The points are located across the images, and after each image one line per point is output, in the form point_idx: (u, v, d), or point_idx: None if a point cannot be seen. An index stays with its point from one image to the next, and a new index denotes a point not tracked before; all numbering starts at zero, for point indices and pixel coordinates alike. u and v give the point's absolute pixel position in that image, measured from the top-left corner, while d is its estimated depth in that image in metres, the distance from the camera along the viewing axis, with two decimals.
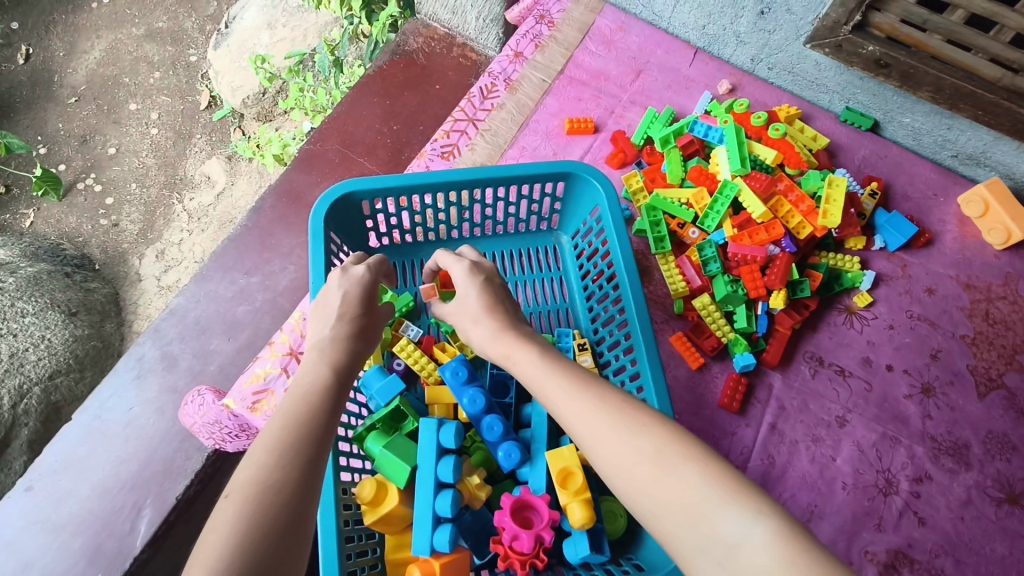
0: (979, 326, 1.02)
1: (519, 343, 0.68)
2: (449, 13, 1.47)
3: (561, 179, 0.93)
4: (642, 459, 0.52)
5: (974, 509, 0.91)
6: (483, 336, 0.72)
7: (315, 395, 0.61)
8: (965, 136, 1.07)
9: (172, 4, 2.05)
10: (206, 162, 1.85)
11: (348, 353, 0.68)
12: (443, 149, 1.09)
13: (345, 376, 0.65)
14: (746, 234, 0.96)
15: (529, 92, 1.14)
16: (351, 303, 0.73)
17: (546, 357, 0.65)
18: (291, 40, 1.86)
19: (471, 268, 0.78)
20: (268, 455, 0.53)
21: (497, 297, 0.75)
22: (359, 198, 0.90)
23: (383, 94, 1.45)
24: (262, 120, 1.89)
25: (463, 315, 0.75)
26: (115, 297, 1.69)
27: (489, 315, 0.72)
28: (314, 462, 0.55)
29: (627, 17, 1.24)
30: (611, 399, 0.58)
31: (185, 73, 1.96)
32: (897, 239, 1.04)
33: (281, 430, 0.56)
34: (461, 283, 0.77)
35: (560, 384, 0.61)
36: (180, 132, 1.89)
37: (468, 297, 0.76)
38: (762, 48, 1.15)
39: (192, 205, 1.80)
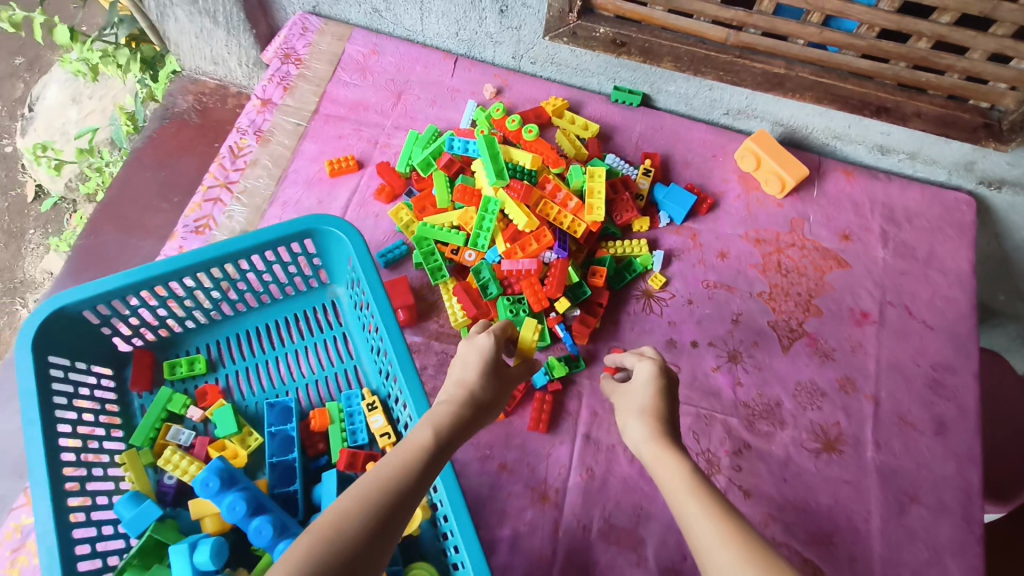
0: (774, 279, 1.02)
1: (674, 454, 0.59)
2: (212, 64, 1.37)
3: (303, 237, 0.86)
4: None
5: (794, 466, 0.90)
6: (634, 434, 0.63)
7: (422, 456, 0.57)
8: (727, 94, 1.07)
9: None
10: (45, 257, 1.79)
11: (456, 417, 0.62)
12: (196, 223, 1.00)
13: (448, 448, 0.59)
14: (517, 248, 0.92)
15: (283, 141, 1.06)
16: (469, 365, 0.68)
17: (694, 472, 0.56)
18: (100, 111, 1.89)
19: (656, 370, 0.68)
20: (370, 497, 0.51)
21: (674, 409, 0.65)
22: (79, 311, 0.81)
23: (157, 164, 1.33)
24: (91, 200, 1.84)
25: (624, 409, 0.67)
26: None
27: (648, 416, 0.64)
28: (403, 506, 0.52)
29: (380, 39, 1.17)
30: (738, 533, 0.49)
31: (3, 167, 1.90)
32: (679, 213, 1.03)
33: (383, 482, 0.53)
34: (642, 379, 0.68)
35: (695, 507, 0.53)
36: (10, 232, 1.81)
37: (643, 393, 0.67)
38: (518, 45, 1.12)
39: (33, 306, 1.72)
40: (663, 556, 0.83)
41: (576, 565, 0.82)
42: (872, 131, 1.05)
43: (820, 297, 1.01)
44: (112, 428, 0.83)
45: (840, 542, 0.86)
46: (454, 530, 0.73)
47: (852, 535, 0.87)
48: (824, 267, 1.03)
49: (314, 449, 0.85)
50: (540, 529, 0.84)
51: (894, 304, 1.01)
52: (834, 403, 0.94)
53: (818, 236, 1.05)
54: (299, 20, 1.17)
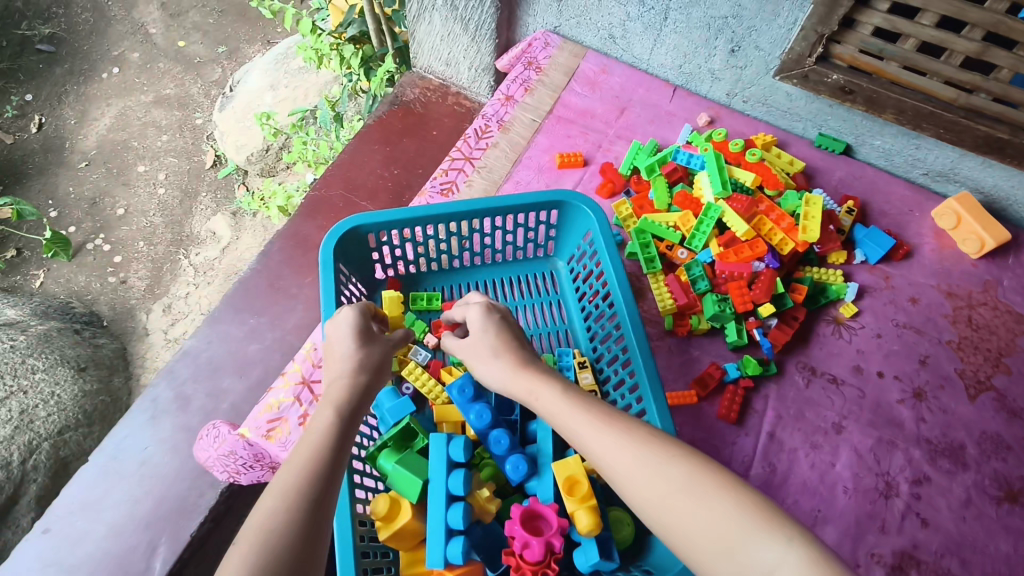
0: (963, 331, 1.06)
1: (540, 380, 0.70)
2: (443, 65, 1.57)
3: (553, 207, 0.99)
4: (679, 493, 0.55)
5: (974, 508, 0.92)
6: (500, 375, 0.73)
7: (330, 439, 0.63)
8: (932, 155, 1.15)
9: (178, 72, 2.25)
10: (212, 218, 1.99)
11: (352, 390, 0.69)
12: (442, 186, 1.16)
13: (351, 418, 0.67)
14: (732, 252, 1.01)
15: (521, 132, 1.22)
16: (345, 340, 0.76)
17: (566, 392, 0.67)
18: (292, 99, 2.12)
19: (483, 310, 0.78)
20: (297, 486, 0.57)
21: (513, 333, 0.76)
22: (366, 233, 0.96)
23: (383, 141, 1.53)
24: (266, 175, 2.04)
25: (477, 354, 0.76)
26: (123, 352, 1.80)
27: (503, 353, 0.74)
28: (333, 480, 0.60)
29: (610, 61, 1.33)
30: (627, 424, 0.62)
31: (191, 135, 2.14)
32: (876, 252, 1.10)
33: (306, 462, 0.60)
34: (476, 324, 0.78)
35: (582, 420, 0.63)
36: (187, 191, 2.04)
37: (484, 336, 0.76)
38: (736, 83, 1.24)
39: (198, 259, 1.93)
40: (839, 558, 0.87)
41: None
42: None
43: (1010, 356, 1.04)
44: None
45: None
46: None
47: None
48: (1015, 330, 1.06)
49: None
50: None
51: None
52: (1019, 457, 0.96)
53: (1010, 300, 1.09)
54: (542, 36, 1.34)
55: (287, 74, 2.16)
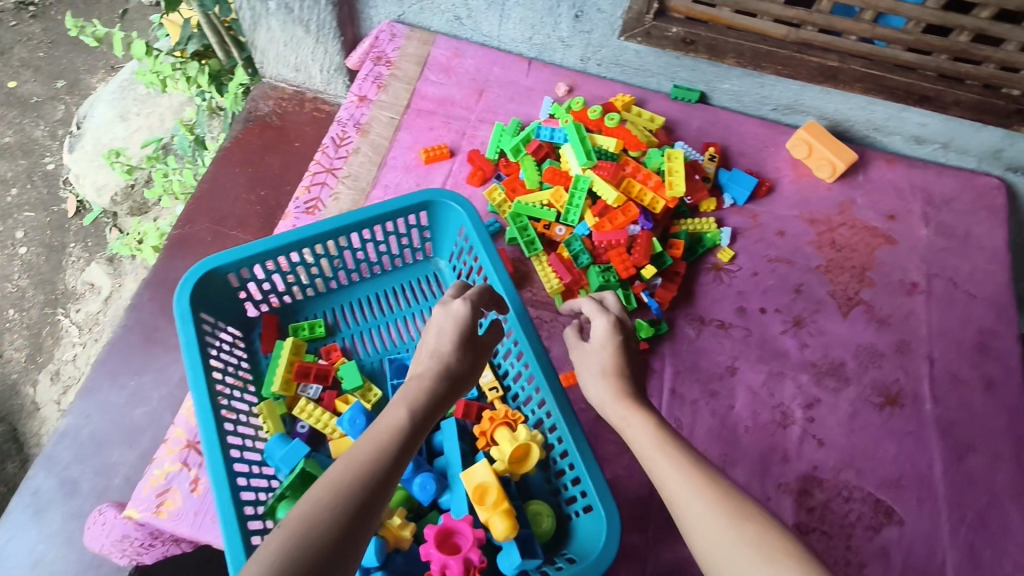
0: (829, 254, 1.13)
1: (634, 410, 0.72)
2: (293, 71, 1.48)
3: (421, 209, 0.95)
4: (748, 549, 0.55)
5: (861, 419, 1.00)
6: (601, 395, 0.76)
7: (391, 442, 0.58)
8: (778, 90, 1.19)
9: (14, 116, 2.02)
10: (87, 269, 1.84)
11: (430, 395, 0.65)
12: (306, 205, 1.10)
13: (422, 424, 0.62)
14: (606, 221, 1.02)
15: (381, 132, 1.17)
16: (446, 334, 0.71)
17: (659, 428, 0.69)
18: (147, 127, 1.92)
19: (611, 326, 0.78)
20: (347, 482, 0.53)
21: (632, 361, 0.78)
22: (224, 273, 0.89)
23: (243, 161, 1.43)
24: (136, 214, 1.89)
25: (588, 371, 0.78)
26: (12, 434, 1.64)
27: (608, 375, 0.76)
28: (386, 485, 0.55)
29: (460, 43, 1.29)
30: (694, 465, 0.63)
31: (44, 183, 1.94)
32: (743, 194, 1.13)
33: (366, 462, 0.55)
34: (598, 337, 0.79)
35: (667, 458, 0.65)
36: (52, 246, 1.86)
37: (602, 352, 0.78)
38: (588, 48, 1.23)
39: (80, 316, 1.78)
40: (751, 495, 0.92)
41: None
42: (909, 122, 1.17)
43: (873, 270, 1.11)
44: (248, 385, 0.91)
45: (907, 486, 0.96)
46: (575, 464, 0.81)
47: (917, 479, 0.96)
48: (873, 244, 1.14)
49: None
50: (637, 474, 0.93)
51: (940, 276, 1.11)
52: (892, 363, 1.04)
53: (866, 216, 1.16)
54: (387, 27, 1.28)
55: (136, 100, 1.96)
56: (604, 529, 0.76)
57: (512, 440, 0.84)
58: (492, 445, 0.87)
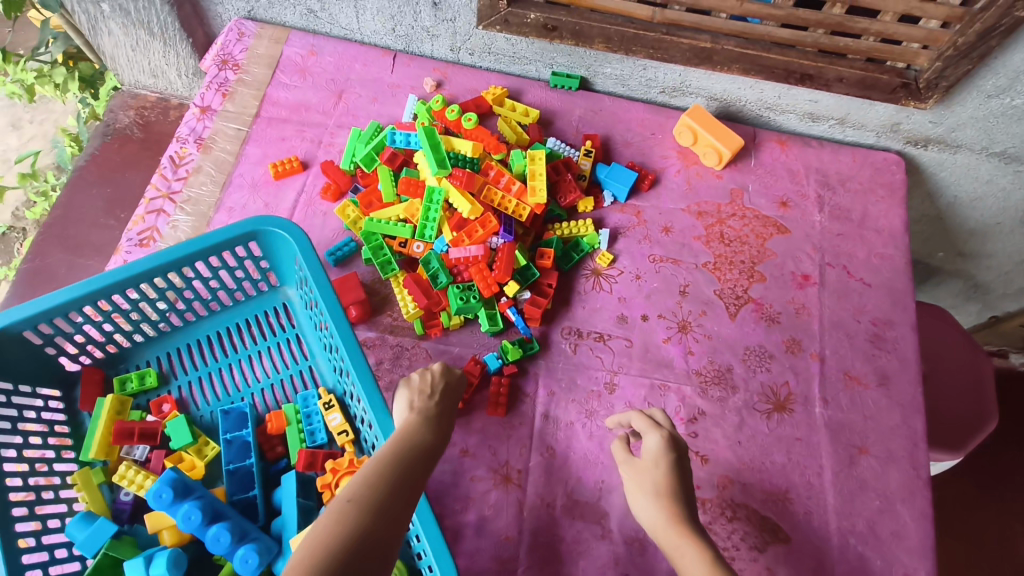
0: (718, 249, 1.04)
1: (689, 536, 0.67)
2: (151, 77, 1.35)
3: (248, 239, 0.86)
4: None
5: (748, 429, 0.93)
6: (653, 517, 0.71)
7: (414, 451, 0.64)
8: (660, 72, 1.09)
9: None
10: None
11: (439, 422, 0.70)
12: (139, 236, 0.99)
13: (435, 443, 0.67)
14: (464, 235, 0.93)
15: (226, 147, 1.06)
16: (440, 376, 0.76)
17: (713, 558, 0.64)
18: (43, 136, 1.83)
19: (665, 443, 0.75)
20: (376, 478, 0.59)
21: (681, 480, 0.73)
22: (20, 332, 0.79)
23: (102, 180, 1.32)
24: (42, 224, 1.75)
25: (638, 488, 0.74)
26: None
27: (661, 496, 0.71)
28: (406, 496, 0.59)
29: (317, 39, 1.17)
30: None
31: None
32: (622, 190, 1.05)
33: (388, 459, 0.62)
34: (650, 454, 0.76)
35: None
36: None
37: (654, 470, 0.74)
38: (454, 37, 1.12)
39: None
40: (627, 525, 0.85)
41: (542, 542, 0.84)
42: (801, 99, 1.07)
43: (763, 263, 1.04)
44: (62, 452, 0.82)
45: (795, 498, 0.89)
46: (413, 520, 0.74)
47: (807, 490, 0.89)
48: (765, 235, 1.06)
49: (272, 451, 0.85)
50: (505, 511, 0.85)
51: (834, 265, 1.04)
52: (781, 364, 0.97)
53: (757, 205, 1.08)
54: (234, 26, 1.16)
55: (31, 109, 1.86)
56: None
57: None
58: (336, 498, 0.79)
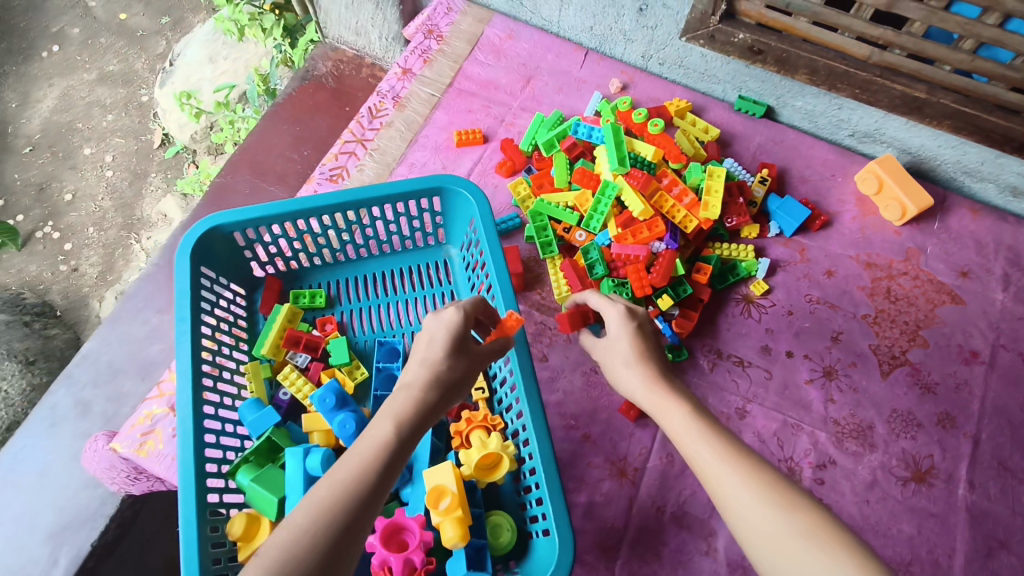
0: (880, 304, 1.01)
1: (669, 395, 0.66)
2: (354, 34, 1.46)
3: (434, 194, 0.92)
4: (797, 536, 0.50)
5: (879, 490, 0.89)
6: (632, 384, 0.69)
7: (378, 456, 0.55)
8: (856, 115, 1.06)
9: (122, 46, 2.12)
10: (162, 200, 1.92)
11: (418, 407, 0.61)
12: (331, 172, 1.09)
13: (411, 435, 0.58)
14: (628, 234, 0.95)
15: (418, 108, 1.14)
16: (435, 343, 0.67)
17: (691, 411, 0.63)
18: (232, 72, 1.95)
19: (624, 315, 0.73)
20: (326, 502, 0.50)
21: (652, 346, 0.72)
22: (229, 232, 0.89)
23: (294, 119, 1.45)
24: (213, 152, 1.94)
25: (613, 364, 0.73)
26: (75, 342, 1.71)
27: (632, 361, 0.70)
28: (366, 511, 0.51)
29: (518, 24, 1.23)
30: (828, 531, 0.50)
31: (137, 113, 2.03)
32: (791, 224, 1.03)
33: (348, 473, 0.53)
34: (612, 326, 0.74)
35: (707, 449, 0.59)
36: (136, 171, 1.95)
37: (621, 340, 0.73)
38: (650, 44, 1.14)
39: (150, 243, 1.87)
40: (733, 550, 0.85)
41: (646, 543, 0.85)
42: (1007, 170, 1.01)
43: (928, 328, 0.99)
44: (240, 344, 0.92)
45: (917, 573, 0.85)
46: (539, 483, 0.77)
47: (931, 568, 0.85)
48: (935, 301, 1.01)
49: None
50: (614, 502, 0.87)
51: (1008, 348, 0.98)
52: (928, 436, 0.92)
53: (933, 268, 1.03)
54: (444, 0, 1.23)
55: (226, 44, 2.00)
56: (556, 555, 0.72)
57: (482, 447, 0.79)
58: (465, 445, 0.84)
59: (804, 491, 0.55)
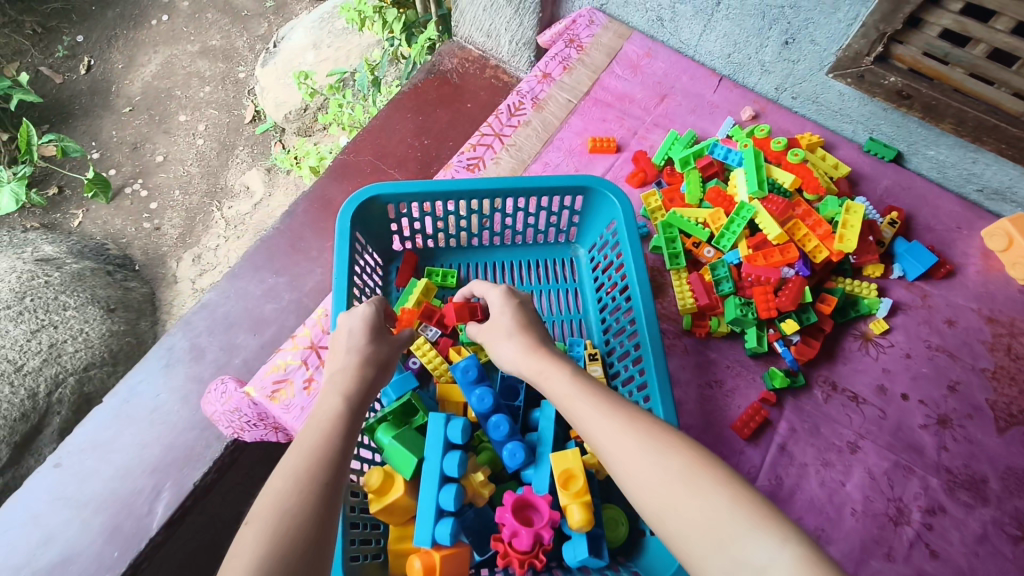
0: (1000, 360, 1.00)
1: (551, 360, 0.71)
2: (485, 36, 1.50)
3: (579, 193, 0.96)
4: (675, 480, 0.55)
5: (989, 545, 0.88)
6: (511, 352, 0.75)
7: (334, 429, 0.62)
8: (990, 170, 1.07)
9: (225, 24, 2.20)
10: (246, 172, 1.95)
11: (361, 382, 0.69)
12: (468, 161, 1.15)
13: (358, 406, 0.67)
14: (760, 255, 0.97)
15: (556, 112, 1.19)
16: (359, 332, 0.76)
17: (573, 374, 0.68)
18: (334, 59, 1.99)
19: (506, 294, 0.80)
20: (301, 472, 0.57)
21: (530, 318, 0.78)
22: (385, 203, 0.94)
23: (416, 109, 1.51)
24: (301, 134, 1.98)
25: (494, 335, 0.78)
26: (151, 297, 1.77)
27: (517, 332, 0.76)
28: (335, 475, 0.58)
29: (656, 44, 1.27)
30: (698, 469, 0.56)
31: (232, 88, 2.09)
32: (916, 269, 1.04)
33: (315, 445, 0.60)
34: (495, 305, 0.80)
35: (586, 406, 0.64)
36: (224, 143, 2.00)
37: (503, 317, 0.79)
38: (787, 78, 1.17)
39: (230, 213, 1.88)
40: None
41: None
42: None
43: None
44: None
45: None
46: None
47: None
48: None
49: None
50: None
51: None
52: None
53: None
54: (587, 13, 1.28)
55: (331, 33, 2.02)
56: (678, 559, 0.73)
57: None
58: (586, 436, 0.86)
59: (676, 433, 0.60)
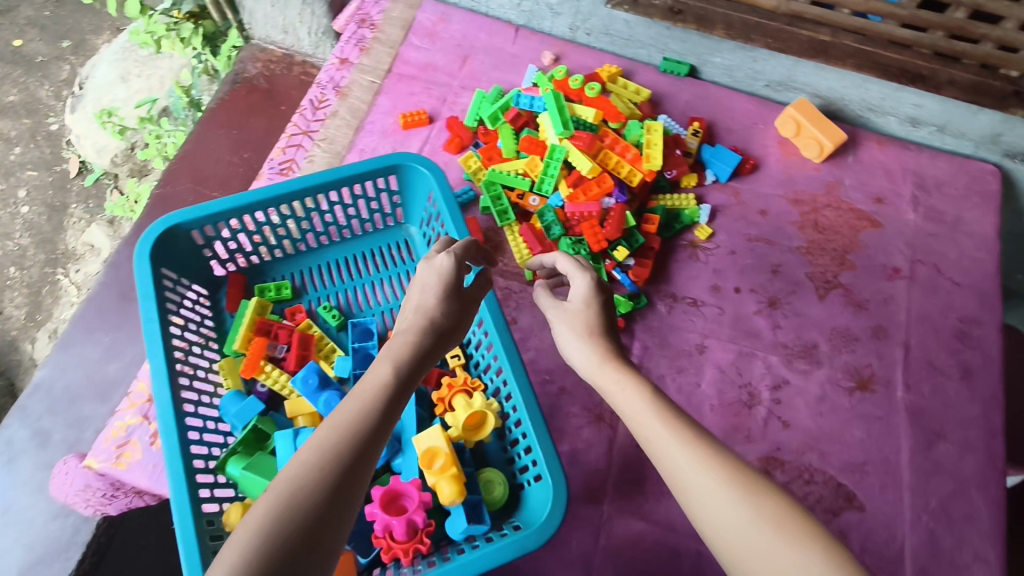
0: (811, 235, 1.09)
1: (625, 375, 0.65)
2: (282, 33, 1.45)
3: (390, 172, 0.94)
4: (764, 526, 0.50)
5: (829, 402, 0.97)
6: (584, 359, 0.69)
7: (379, 407, 0.54)
8: (770, 65, 1.14)
9: (18, 74, 1.95)
10: (87, 230, 1.78)
11: (415, 351, 0.60)
12: (280, 166, 1.10)
13: (410, 381, 0.57)
14: (580, 192, 1.00)
15: (361, 96, 1.16)
16: (428, 290, 0.65)
17: (652, 394, 0.62)
18: (146, 89, 1.80)
19: (591, 288, 0.72)
20: (333, 454, 0.49)
21: (608, 325, 0.71)
22: (187, 230, 0.88)
23: (228, 123, 1.42)
24: (137, 175, 1.81)
25: (566, 332, 0.72)
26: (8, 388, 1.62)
27: (593, 338, 0.69)
28: (365, 465, 0.50)
29: (448, 8, 1.26)
30: (792, 522, 0.50)
31: (48, 143, 1.88)
32: (725, 170, 1.11)
33: (355, 420, 0.52)
34: (578, 298, 0.72)
35: (664, 432, 0.58)
36: (54, 205, 1.81)
37: (583, 316, 0.71)
38: (576, 16, 1.19)
39: (79, 276, 1.73)
40: None
41: (630, 479, 0.90)
42: (905, 103, 1.10)
43: (854, 252, 1.08)
44: (210, 343, 0.91)
45: (871, 471, 0.93)
46: (527, 432, 0.81)
47: (883, 465, 0.94)
48: (858, 227, 1.10)
49: None
50: (596, 447, 0.92)
51: (924, 262, 1.08)
52: (866, 347, 1.02)
53: (852, 198, 1.12)
54: None
55: (137, 61, 1.84)
56: (551, 496, 0.74)
57: (467, 407, 0.83)
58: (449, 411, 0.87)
59: (767, 480, 0.54)
